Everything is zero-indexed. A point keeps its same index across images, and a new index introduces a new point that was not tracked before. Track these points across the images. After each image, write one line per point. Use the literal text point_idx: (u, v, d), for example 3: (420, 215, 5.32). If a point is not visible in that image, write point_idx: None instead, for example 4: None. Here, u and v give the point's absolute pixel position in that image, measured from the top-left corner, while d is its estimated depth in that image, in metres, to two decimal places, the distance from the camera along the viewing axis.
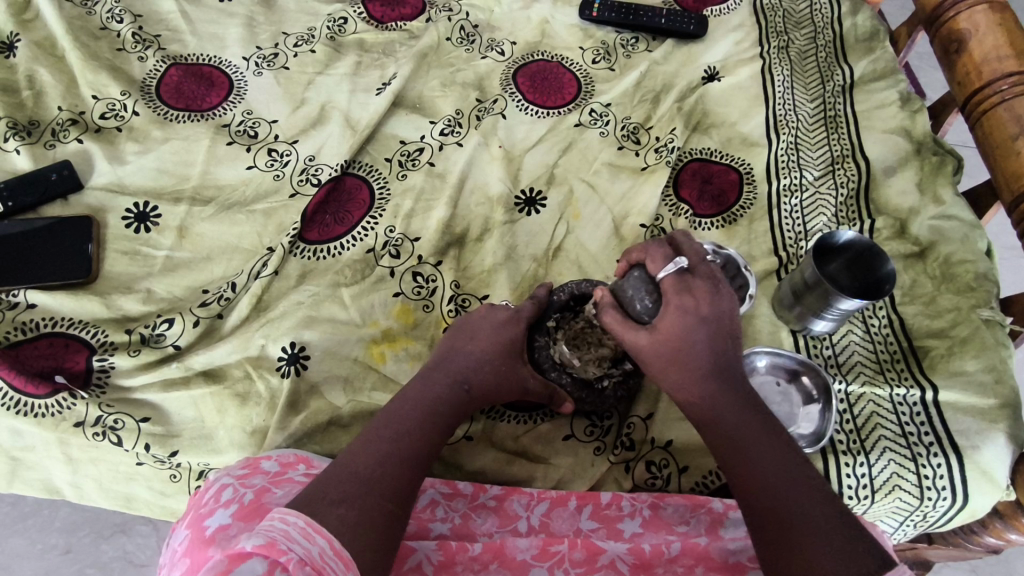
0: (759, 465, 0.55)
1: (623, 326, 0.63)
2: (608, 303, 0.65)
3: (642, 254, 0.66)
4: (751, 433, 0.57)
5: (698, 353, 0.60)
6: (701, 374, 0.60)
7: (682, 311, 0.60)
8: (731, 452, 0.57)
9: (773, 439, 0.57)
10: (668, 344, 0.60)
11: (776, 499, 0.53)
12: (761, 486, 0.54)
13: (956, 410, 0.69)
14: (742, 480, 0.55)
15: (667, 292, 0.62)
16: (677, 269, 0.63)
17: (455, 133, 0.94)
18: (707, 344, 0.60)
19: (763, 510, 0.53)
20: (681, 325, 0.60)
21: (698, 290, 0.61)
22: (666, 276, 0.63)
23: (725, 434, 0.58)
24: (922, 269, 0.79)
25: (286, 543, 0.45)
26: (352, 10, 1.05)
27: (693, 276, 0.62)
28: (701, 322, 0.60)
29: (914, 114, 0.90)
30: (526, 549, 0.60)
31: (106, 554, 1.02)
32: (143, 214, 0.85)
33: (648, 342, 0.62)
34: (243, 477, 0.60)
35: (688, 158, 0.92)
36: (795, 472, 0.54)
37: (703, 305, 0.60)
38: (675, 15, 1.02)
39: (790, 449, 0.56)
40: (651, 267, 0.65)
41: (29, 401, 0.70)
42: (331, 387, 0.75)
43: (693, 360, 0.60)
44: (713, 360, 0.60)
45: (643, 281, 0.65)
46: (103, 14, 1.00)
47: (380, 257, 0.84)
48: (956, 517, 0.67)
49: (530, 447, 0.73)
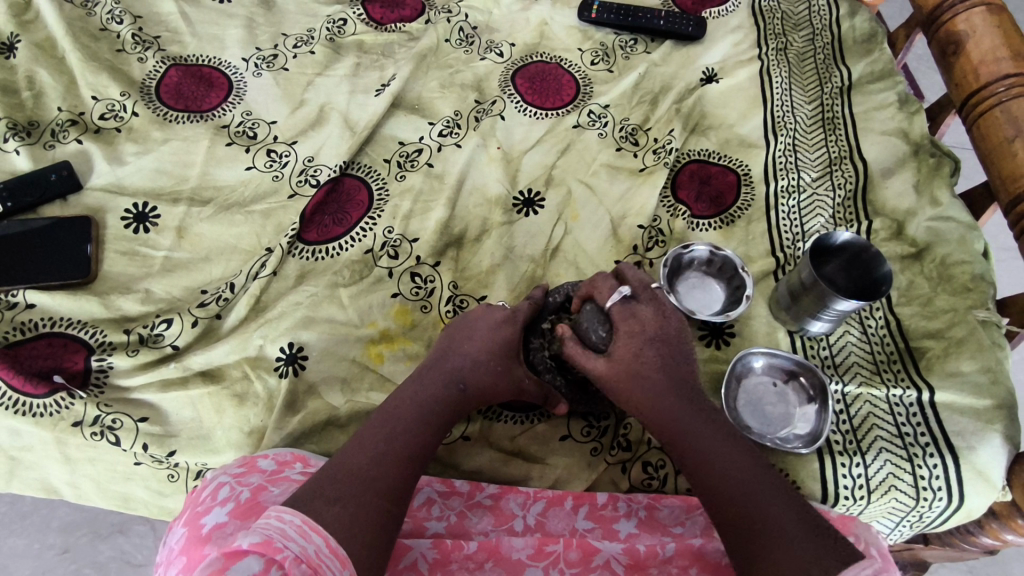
0: (722, 472, 0.56)
1: (583, 355, 0.66)
2: (566, 336, 0.68)
3: (591, 287, 0.70)
4: (714, 442, 0.58)
5: (649, 372, 0.63)
6: (656, 390, 0.62)
7: (630, 334, 0.65)
8: (693, 462, 0.58)
9: (734, 445, 0.58)
10: (625, 366, 0.64)
11: (741, 502, 0.53)
12: (726, 490, 0.55)
13: (952, 411, 0.69)
14: (705, 489, 0.56)
15: (618, 319, 0.66)
16: (622, 295, 0.67)
17: (454, 134, 0.94)
18: (659, 360, 0.64)
19: (729, 514, 0.53)
20: (632, 349, 0.64)
21: (643, 313, 0.66)
22: (614, 304, 0.67)
23: (687, 444, 0.59)
24: (919, 270, 0.80)
25: (283, 541, 0.45)
26: (351, 11, 1.05)
27: (638, 301, 0.67)
28: (648, 343, 0.65)
29: (911, 115, 0.90)
30: (521, 549, 0.60)
31: (104, 554, 1.02)
32: (142, 214, 0.86)
33: (607, 365, 0.65)
34: (240, 475, 0.61)
35: (686, 160, 0.92)
36: (759, 475, 0.55)
37: (649, 327, 0.65)
38: (673, 16, 1.03)
39: (750, 454, 0.57)
40: (599, 298, 0.69)
41: (28, 400, 0.70)
42: (330, 387, 0.75)
43: (645, 379, 0.63)
44: (667, 378, 0.63)
45: (595, 313, 0.69)
46: (103, 14, 1.00)
47: (379, 258, 0.84)
48: (952, 518, 0.67)
49: (527, 447, 0.74)
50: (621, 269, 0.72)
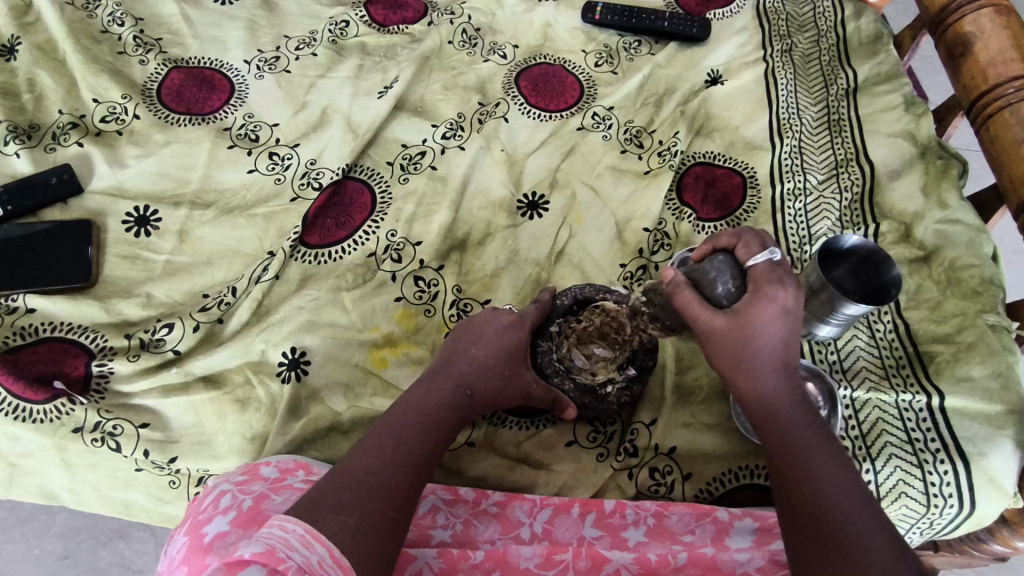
0: (817, 471, 0.54)
1: (699, 308, 0.60)
2: (684, 282, 0.62)
3: (733, 239, 0.61)
4: (813, 440, 0.56)
5: (768, 351, 0.57)
6: (768, 372, 0.57)
7: (769, 300, 0.56)
8: (788, 455, 0.55)
9: (830, 447, 0.55)
10: (741, 334, 0.57)
11: (824, 501, 0.52)
12: (809, 487, 0.53)
13: (962, 417, 0.68)
14: (787, 480, 0.55)
15: (758, 281, 0.57)
16: (770, 259, 0.58)
17: (457, 136, 0.94)
18: (782, 340, 0.57)
19: (805, 509, 0.52)
20: (766, 317, 0.56)
21: (790, 283, 0.56)
22: (758, 263, 0.58)
23: (782, 435, 0.56)
24: (928, 273, 0.79)
25: (286, 551, 0.44)
26: (353, 13, 1.05)
27: (785, 269, 0.57)
28: (783, 319, 0.56)
29: (918, 117, 0.89)
30: (530, 558, 0.60)
31: (105, 560, 1.01)
32: (143, 218, 0.85)
33: (723, 329, 0.58)
34: (243, 483, 0.60)
35: (692, 162, 0.91)
36: (852, 482, 0.53)
37: (791, 300, 0.56)
38: (678, 18, 1.02)
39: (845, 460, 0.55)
40: (741, 253, 0.60)
41: (28, 406, 0.69)
42: (332, 393, 0.74)
43: (760, 358, 0.57)
44: (784, 360, 0.57)
45: (728, 265, 0.60)
46: (105, 17, 1.00)
47: (382, 262, 0.83)
48: (962, 525, 0.66)
49: (532, 453, 0.73)
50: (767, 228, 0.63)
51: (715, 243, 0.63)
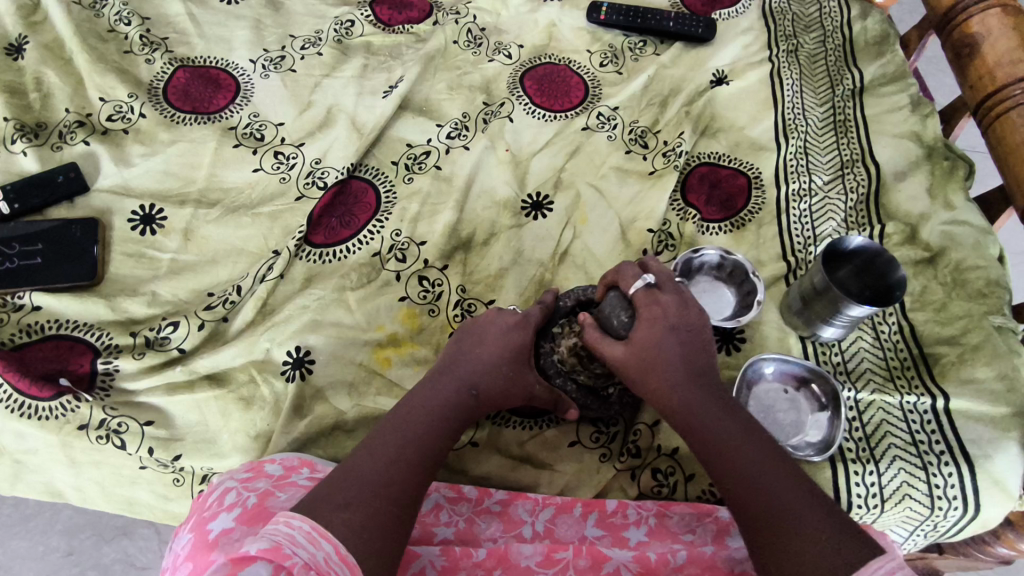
0: (743, 470, 0.53)
1: (600, 343, 0.63)
2: (586, 323, 0.66)
3: (614, 275, 0.67)
4: (742, 438, 0.55)
5: (674, 364, 0.59)
6: (680, 382, 0.59)
7: (653, 321, 0.61)
8: (714, 460, 0.55)
9: (759, 442, 0.54)
10: (641, 356, 0.61)
11: (766, 498, 0.50)
12: (749, 486, 0.51)
13: (967, 419, 0.67)
14: (727, 485, 0.53)
15: (639, 307, 0.63)
16: (646, 283, 0.64)
17: (462, 136, 0.94)
18: (680, 351, 0.60)
19: (746, 514, 0.51)
20: (653, 335, 0.60)
21: (666, 302, 0.62)
22: (637, 291, 0.63)
23: (707, 440, 0.56)
24: (933, 275, 0.78)
25: (292, 547, 0.44)
26: (358, 12, 1.05)
27: (662, 290, 0.63)
28: (672, 332, 0.60)
29: (924, 118, 0.89)
30: (530, 556, 0.59)
31: (108, 557, 1.02)
32: (149, 216, 0.85)
33: (626, 356, 0.61)
34: (247, 480, 0.60)
35: (697, 163, 0.91)
36: (778, 472, 0.52)
37: (673, 315, 0.61)
38: (683, 18, 1.02)
39: (774, 451, 0.54)
40: (623, 284, 0.66)
41: (34, 404, 0.70)
42: (336, 392, 0.74)
43: (668, 371, 0.59)
44: (691, 367, 0.59)
45: (618, 300, 0.65)
46: (111, 16, 1.00)
47: (386, 261, 0.83)
48: (966, 528, 0.66)
49: (535, 454, 0.73)
50: (646, 259, 0.68)
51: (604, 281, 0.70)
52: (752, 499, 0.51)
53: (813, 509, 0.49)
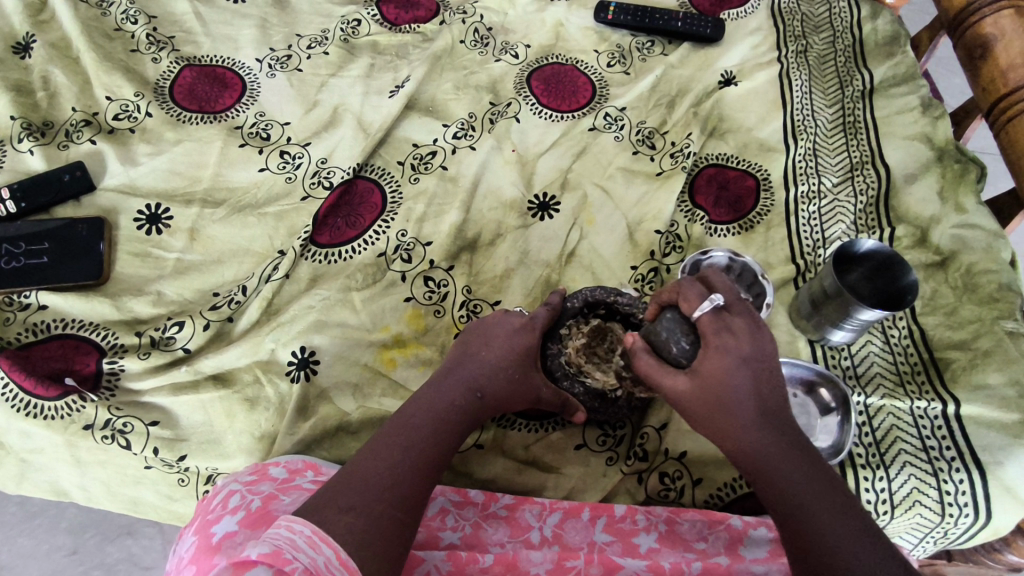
0: (820, 528, 0.50)
1: (661, 372, 0.59)
2: (641, 347, 0.61)
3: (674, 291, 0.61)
4: (815, 488, 0.52)
5: (744, 401, 0.55)
6: (749, 422, 0.55)
7: (723, 352, 0.56)
8: (786, 511, 0.52)
9: (834, 496, 0.52)
10: (708, 390, 0.56)
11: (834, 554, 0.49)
12: (828, 548, 0.49)
13: (978, 425, 0.67)
14: (800, 542, 0.50)
15: (707, 334, 0.57)
16: (715, 305, 0.58)
17: (468, 136, 0.93)
18: (751, 388, 0.55)
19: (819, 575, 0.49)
20: (723, 368, 0.55)
21: (739, 330, 0.56)
22: (704, 315, 0.58)
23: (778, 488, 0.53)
24: (943, 278, 0.77)
25: (292, 552, 0.44)
26: (365, 11, 1.04)
27: (731, 313, 0.58)
28: (744, 365, 0.55)
29: (936, 119, 0.88)
30: (540, 563, 0.59)
31: (113, 556, 1.02)
32: (154, 215, 0.85)
33: (690, 390, 0.57)
34: (251, 483, 0.60)
35: (704, 164, 0.91)
36: (856, 535, 0.49)
37: (746, 346, 0.56)
38: (692, 18, 1.01)
39: (852, 508, 0.51)
40: (684, 305, 0.60)
41: (39, 403, 0.70)
42: (341, 393, 0.74)
43: (737, 408, 0.55)
44: (762, 406, 0.55)
45: (678, 323, 0.60)
46: (118, 14, 1.00)
47: (392, 262, 0.83)
48: (977, 535, 0.65)
49: (541, 457, 0.73)
50: (706, 271, 0.62)
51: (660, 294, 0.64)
52: (824, 555, 0.49)
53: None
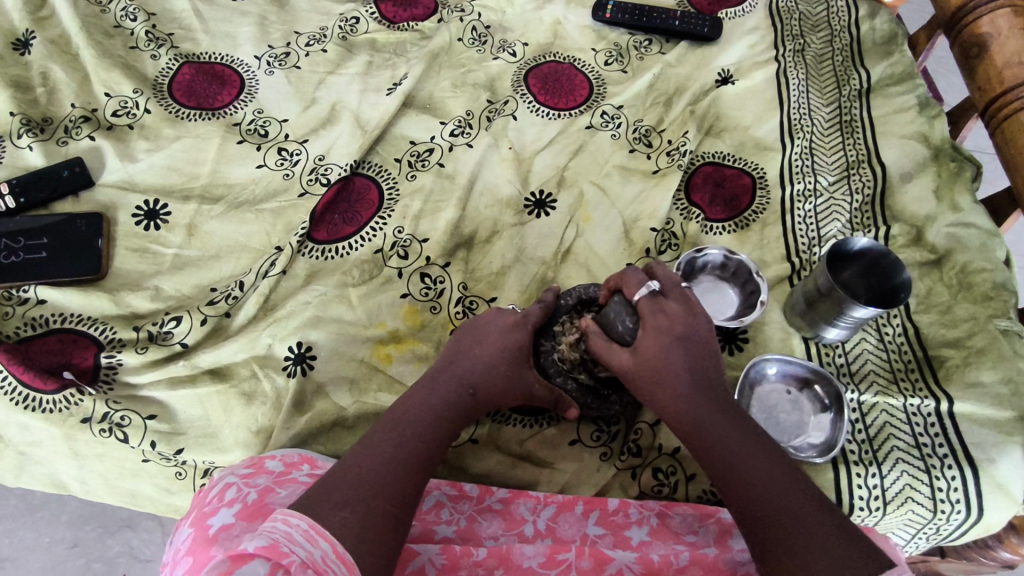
0: (751, 480, 0.53)
1: (607, 350, 0.63)
2: (591, 329, 0.65)
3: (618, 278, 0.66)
4: (746, 445, 0.55)
5: (678, 373, 0.59)
6: (684, 392, 0.58)
7: (658, 331, 0.61)
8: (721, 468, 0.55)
9: (763, 451, 0.55)
10: (648, 365, 0.60)
11: (767, 509, 0.51)
12: (757, 496, 0.52)
13: (971, 422, 0.67)
14: (735, 494, 0.53)
15: (644, 315, 0.62)
16: (651, 291, 0.63)
17: (466, 134, 0.94)
18: (684, 362, 0.59)
19: (753, 522, 0.51)
20: (658, 346, 0.60)
21: (672, 311, 0.61)
22: (641, 299, 0.63)
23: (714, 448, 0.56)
24: (938, 277, 0.78)
25: (289, 545, 0.44)
26: (363, 9, 1.05)
27: (666, 297, 0.63)
28: (677, 342, 0.60)
29: (932, 119, 0.88)
30: (532, 557, 0.59)
31: (112, 549, 1.03)
32: (153, 211, 0.86)
33: (632, 365, 0.61)
34: (248, 476, 0.60)
35: (701, 162, 0.91)
36: (784, 483, 0.53)
37: (678, 326, 0.61)
38: (689, 17, 1.01)
39: (780, 461, 0.54)
40: (628, 290, 0.64)
41: (38, 396, 0.70)
42: (337, 388, 0.75)
43: (672, 379, 0.59)
44: (695, 376, 0.59)
45: (623, 304, 0.64)
46: (118, 11, 1.00)
47: (389, 258, 0.83)
48: (969, 532, 0.65)
49: (536, 452, 0.73)
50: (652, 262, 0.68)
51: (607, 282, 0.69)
52: (755, 504, 0.52)
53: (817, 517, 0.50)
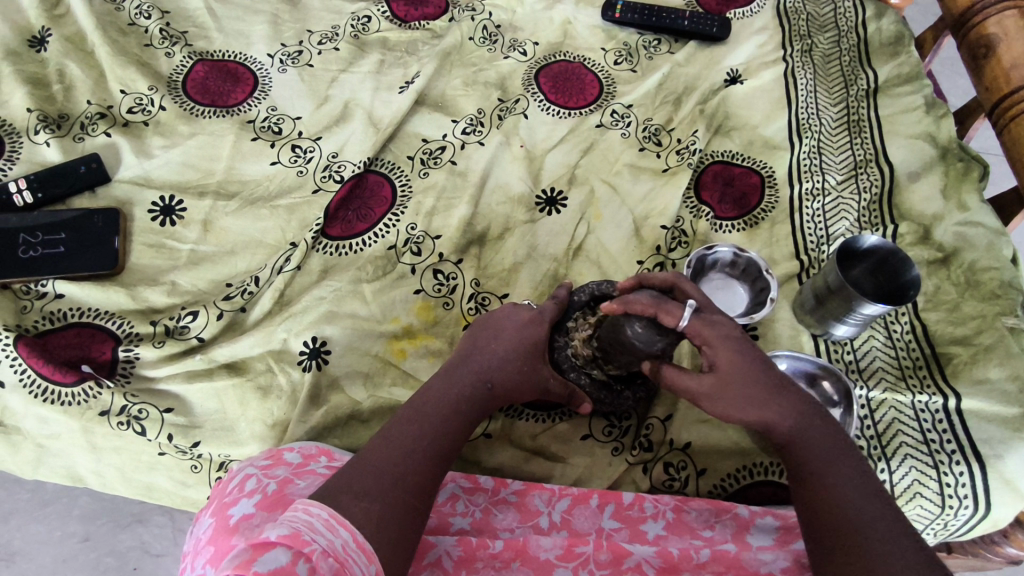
0: (832, 487, 0.53)
1: (680, 376, 0.61)
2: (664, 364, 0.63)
3: (651, 306, 0.58)
4: (827, 455, 0.55)
5: (756, 381, 0.57)
6: (766, 398, 0.57)
7: (724, 345, 0.58)
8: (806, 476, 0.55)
9: (845, 461, 0.55)
10: (722, 378, 0.58)
11: (856, 522, 0.50)
12: (836, 504, 0.52)
13: (979, 419, 0.68)
14: (814, 501, 0.54)
15: (704, 336, 0.58)
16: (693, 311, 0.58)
17: (477, 132, 0.94)
18: (761, 369, 0.58)
19: (828, 526, 0.51)
20: (731, 358, 0.58)
21: (722, 324, 0.59)
22: (692, 322, 0.58)
23: (800, 452, 0.56)
24: (946, 275, 0.79)
25: (310, 534, 0.45)
26: (375, 8, 1.06)
27: (710, 313, 0.59)
28: (747, 351, 0.58)
29: (939, 118, 0.89)
30: (550, 549, 0.60)
31: (124, 543, 1.03)
32: (169, 207, 0.86)
33: (705, 382, 0.59)
34: (267, 468, 0.61)
35: (710, 161, 0.92)
36: (866, 493, 0.52)
37: (737, 334, 0.59)
38: (698, 17, 1.02)
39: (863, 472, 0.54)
40: (666, 320, 0.58)
41: (56, 389, 0.71)
42: (352, 382, 0.75)
43: (750, 389, 0.57)
44: (772, 384, 0.58)
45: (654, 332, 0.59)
46: (132, 9, 1.01)
47: (402, 254, 0.84)
48: (977, 526, 0.66)
49: (548, 446, 0.74)
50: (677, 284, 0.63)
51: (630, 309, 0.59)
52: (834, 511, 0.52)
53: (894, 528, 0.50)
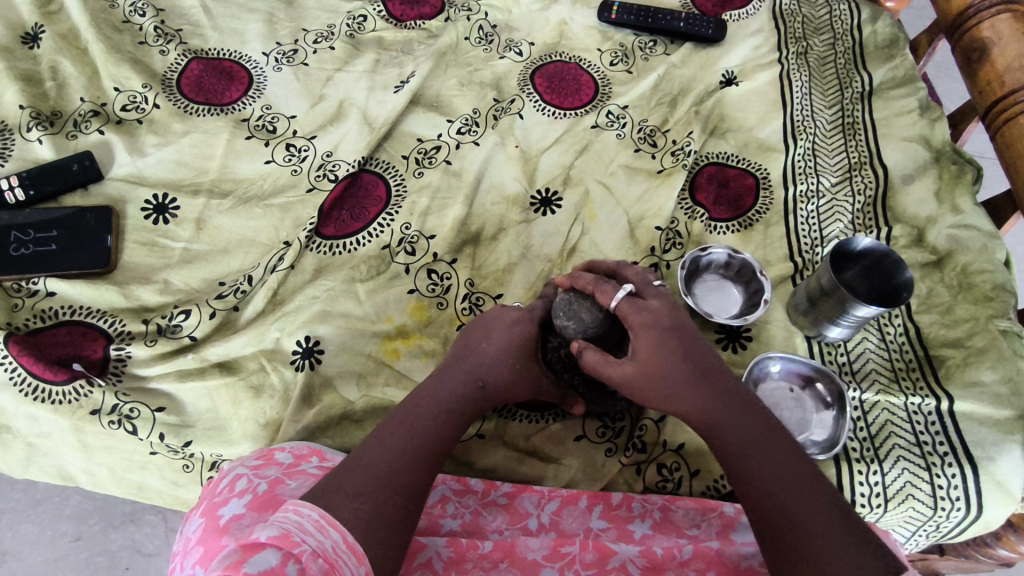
0: (763, 474, 0.54)
1: (604, 363, 0.61)
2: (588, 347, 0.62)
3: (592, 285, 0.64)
4: (755, 441, 0.55)
5: (680, 369, 0.58)
6: (691, 385, 0.58)
7: (650, 329, 0.59)
8: (736, 464, 0.55)
9: (773, 444, 0.55)
10: (646, 367, 0.59)
11: (787, 513, 0.51)
12: (766, 493, 0.53)
13: (971, 421, 0.68)
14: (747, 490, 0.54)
15: (629, 318, 0.61)
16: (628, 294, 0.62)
17: (472, 132, 0.94)
18: (683, 354, 0.59)
19: (763, 517, 0.52)
20: (654, 344, 0.59)
21: (654, 308, 0.61)
22: (621, 302, 0.62)
23: (727, 439, 0.56)
24: (939, 278, 0.79)
25: (300, 535, 0.45)
26: (371, 7, 1.06)
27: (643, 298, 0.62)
28: (670, 336, 0.59)
29: (933, 122, 0.89)
30: (537, 550, 0.60)
31: (115, 543, 1.03)
32: (162, 206, 0.86)
33: (628, 371, 0.59)
34: (258, 468, 0.61)
35: (705, 162, 0.92)
36: (794, 479, 0.53)
37: (666, 319, 0.60)
38: (694, 19, 1.02)
39: (794, 456, 0.55)
40: (602, 298, 0.63)
41: (47, 388, 0.71)
42: (345, 382, 0.75)
43: (677, 376, 0.58)
44: (698, 369, 0.58)
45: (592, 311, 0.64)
46: (126, 7, 1.01)
47: (396, 254, 0.84)
48: (969, 529, 0.66)
49: (541, 447, 0.74)
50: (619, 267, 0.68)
51: (574, 283, 0.67)
52: (766, 501, 0.52)
53: (823, 516, 0.50)
